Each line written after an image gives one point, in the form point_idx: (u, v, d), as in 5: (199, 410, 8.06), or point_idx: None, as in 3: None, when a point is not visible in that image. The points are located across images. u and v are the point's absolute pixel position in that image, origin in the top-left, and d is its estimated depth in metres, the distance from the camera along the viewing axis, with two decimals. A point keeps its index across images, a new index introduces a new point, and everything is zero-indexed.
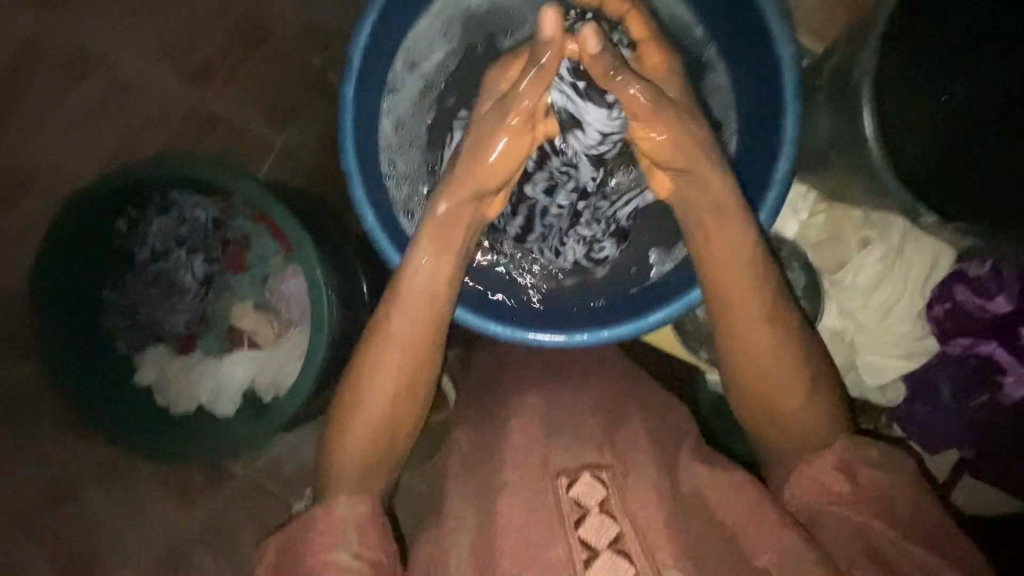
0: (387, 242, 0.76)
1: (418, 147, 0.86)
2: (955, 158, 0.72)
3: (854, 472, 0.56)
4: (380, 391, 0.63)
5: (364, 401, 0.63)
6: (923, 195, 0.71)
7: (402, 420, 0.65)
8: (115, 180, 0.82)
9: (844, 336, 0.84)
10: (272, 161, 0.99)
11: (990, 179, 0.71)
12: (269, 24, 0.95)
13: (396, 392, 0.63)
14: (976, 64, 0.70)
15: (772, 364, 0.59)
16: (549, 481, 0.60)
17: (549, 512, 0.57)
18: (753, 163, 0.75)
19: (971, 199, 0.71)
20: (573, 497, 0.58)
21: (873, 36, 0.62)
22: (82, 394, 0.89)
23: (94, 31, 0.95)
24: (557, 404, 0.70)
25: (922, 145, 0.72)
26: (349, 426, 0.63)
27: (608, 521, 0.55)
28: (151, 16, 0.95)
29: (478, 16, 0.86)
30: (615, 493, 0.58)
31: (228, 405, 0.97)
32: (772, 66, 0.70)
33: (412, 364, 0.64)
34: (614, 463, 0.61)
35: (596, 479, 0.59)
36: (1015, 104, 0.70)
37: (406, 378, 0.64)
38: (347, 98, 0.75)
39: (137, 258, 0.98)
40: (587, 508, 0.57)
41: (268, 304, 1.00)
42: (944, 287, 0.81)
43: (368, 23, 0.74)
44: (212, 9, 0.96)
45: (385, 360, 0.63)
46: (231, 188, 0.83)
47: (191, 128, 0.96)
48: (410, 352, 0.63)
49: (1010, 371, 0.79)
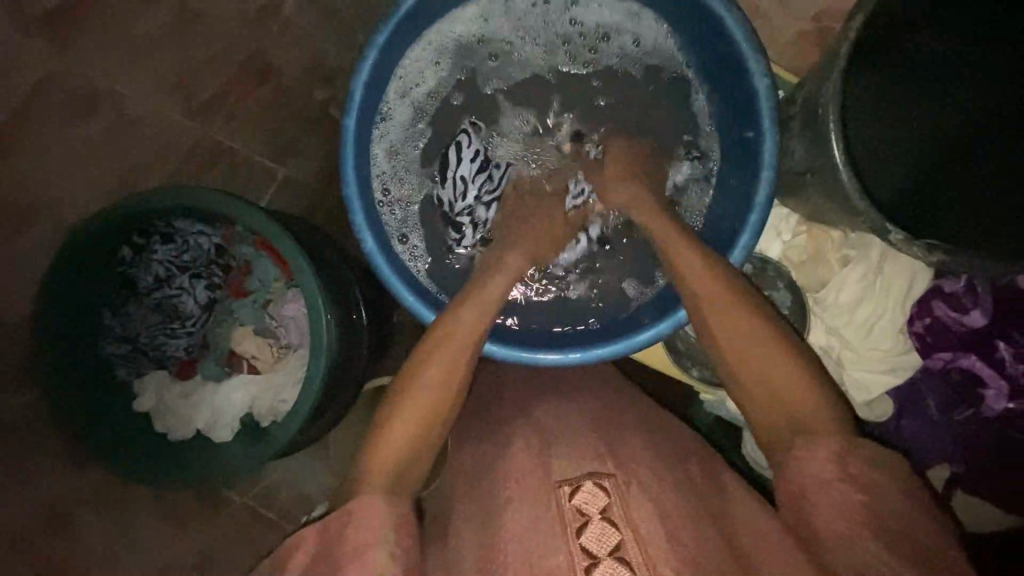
0: (387, 265, 0.80)
1: (412, 171, 0.89)
2: (954, 153, 0.78)
3: (865, 480, 0.53)
4: (416, 411, 0.64)
5: (399, 421, 0.63)
6: (911, 203, 0.78)
7: (431, 444, 0.63)
8: (120, 209, 0.85)
9: (829, 353, 0.88)
10: (275, 188, 1.02)
11: (992, 177, 0.77)
12: (273, 58, 1.00)
13: (424, 421, 0.63)
14: (976, 64, 0.78)
15: (759, 369, 0.63)
16: (551, 493, 0.58)
17: (550, 522, 0.56)
18: (735, 184, 0.81)
19: (973, 201, 0.77)
20: (577, 504, 0.56)
21: (837, 68, 0.66)
22: (80, 419, 0.90)
23: (103, 62, 0.98)
24: (558, 421, 0.70)
25: (923, 145, 0.79)
26: (372, 455, 0.61)
27: (610, 528, 0.54)
28: (158, 47, 0.99)
29: (468, 47, 0.89)
30: (618, 502, 0.56)
31: (227, 430, 0.99)
32: (750, 95, 0.77)
33: (445, 395, 0.65)
34: (617, 473, 0.60)
35: (599, 487, 0.57)
36: (1009, 106, 0.77)
37: (442, 400, 0.65)
38: (349, 128, 0.79)
39: (140, 285, 0.99)
40: (590, 516, 0.55)
41: (270, 328, 1.02)
42: (924, 302, 0.85)
43: (368, 57, 0.79)
44: (217, 40, 1.00)
45: (420, 390, 0.65)
46: (236, 220, 0.86)
47: (196, 157, 1.00)
48: (445, 384, 0.65)
49: (991, 385, 0.84)
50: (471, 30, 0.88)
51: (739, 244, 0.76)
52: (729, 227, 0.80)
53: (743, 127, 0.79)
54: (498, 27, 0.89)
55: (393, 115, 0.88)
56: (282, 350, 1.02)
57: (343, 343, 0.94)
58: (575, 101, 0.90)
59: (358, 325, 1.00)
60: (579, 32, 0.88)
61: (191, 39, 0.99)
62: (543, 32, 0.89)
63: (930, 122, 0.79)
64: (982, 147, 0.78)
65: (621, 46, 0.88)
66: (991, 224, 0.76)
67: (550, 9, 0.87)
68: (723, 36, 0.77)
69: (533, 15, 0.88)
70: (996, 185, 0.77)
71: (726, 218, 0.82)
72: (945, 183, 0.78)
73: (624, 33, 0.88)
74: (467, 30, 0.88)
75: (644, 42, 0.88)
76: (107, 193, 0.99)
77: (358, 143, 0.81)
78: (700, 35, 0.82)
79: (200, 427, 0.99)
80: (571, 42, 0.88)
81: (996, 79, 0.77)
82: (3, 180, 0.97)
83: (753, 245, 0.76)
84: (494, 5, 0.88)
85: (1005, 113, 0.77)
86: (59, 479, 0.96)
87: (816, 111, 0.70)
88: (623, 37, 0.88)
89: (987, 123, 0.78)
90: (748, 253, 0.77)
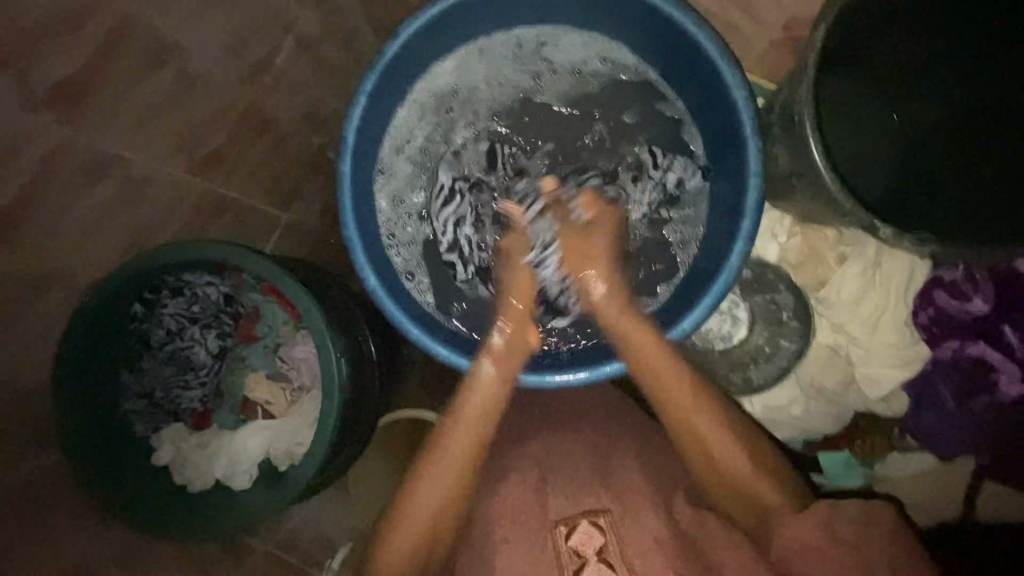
0: (389, 301, 0.81)
1: (410, 213, 0.92)
2: (954, 156, 0.82)
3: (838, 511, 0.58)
4: (426, 504, 0.69)
5: (412, 507, 0.69)
6: (904, 208, 0.82)
7: (445, 522, 0.70)
8: (134, 268, 0.88)
9: (837, 350, 0.92)
10: (279, 236, 1.07)
11: (992, 175, 0.80)
12: (273, 110, 1.03)
13: (441, 508, 0.69)
14: (976, 66, 0.79)
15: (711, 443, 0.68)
16: (550, 532, 0.66)
17: (550, 563, 0.64)
18: (728, 191, 0.83)
19: (967, 198, 0.80)
20: (574, 545, 0.65)
21: (809, 75, 0.70)
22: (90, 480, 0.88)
23: (114, 123, 0.94)
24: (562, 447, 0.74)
25: (910, 145, 0.84)
26: (397, 526, 0.69)
27: (605, 569, 0.63)
28: (172, 100, 0.97)
29: (449, 90, 0.92)
30: (613, 540, 0.64)
31: (244, 482, 0.98)
32: (729, 107, 0.79)
33: (461, 484, 0.70)
34: (612, 507, 0.67)
35: (594, 526, 0.65)
36: (1010, 104, 0.79)
37: (451, 493, 0.69)
38: (345, 173, 0.82)
39: (153, 339, 1.01)
40: (586, 557, 0.64)
41: (283, 372, 1.04)
42: (924, 293, 0.90)
43: (358, 105, 0.82)
44: (217, 87, 0.99)
45: (429, 484, 0.69)
46: (245, 269, 0.89)
47: (202, 214, 1.02)
48: (458, 476, 0.70)
49: (1003, 369, 0.87)
50: (450, 75, 0.92)
51: (735, 251, 0.77)
52: (727, 233, 0.81)
53: (728, 134, 0.81)
54: (477, 68, 0.92)
55: (388, 164, 0.92)
56: (297, 392, 1.04)
57: (357, 381, 0.97)
58: (558, 126, 0.94)
59: (370, 363, 1.02)
60: (553, 70, 0.93)
61: (201, 94, 0.98)
62: (522, 70, 0.93)
63: (929, 120, 0.83)
64: (982, 150, 0.81)
65: (596, 77, 0.92)
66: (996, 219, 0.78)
67: (522, 51, 0.92)
68: (695, 55, 0.81)
69: (509, 56, 0.92)
70: (997, 185, 0.79)
71: (721, 222, 0.83)
72: (944, 186, 0.82)
73: (594, 64, 0.92)
74: (448, 75, 0.92)
75: (616, 71, 0.92)
76: (120, 251, 0.97)
77: (354, 189, 0.83)
78: (677, 59, 0.85)
79: (218, 477, 0.99)
80: (545, 79, 0.93)
81: (996, 79, 0.79)
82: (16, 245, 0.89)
83: (750, 251, 0.77)
84: (468, 52, 0.92)
85: (1004, 116, 0.79)
86: (77, 544, 0.86)
87: (793, 116, 0.74)
88: (595, 71, 0.92)
89: (987, 124, 0.81)
90: (745, 259, 0.77)
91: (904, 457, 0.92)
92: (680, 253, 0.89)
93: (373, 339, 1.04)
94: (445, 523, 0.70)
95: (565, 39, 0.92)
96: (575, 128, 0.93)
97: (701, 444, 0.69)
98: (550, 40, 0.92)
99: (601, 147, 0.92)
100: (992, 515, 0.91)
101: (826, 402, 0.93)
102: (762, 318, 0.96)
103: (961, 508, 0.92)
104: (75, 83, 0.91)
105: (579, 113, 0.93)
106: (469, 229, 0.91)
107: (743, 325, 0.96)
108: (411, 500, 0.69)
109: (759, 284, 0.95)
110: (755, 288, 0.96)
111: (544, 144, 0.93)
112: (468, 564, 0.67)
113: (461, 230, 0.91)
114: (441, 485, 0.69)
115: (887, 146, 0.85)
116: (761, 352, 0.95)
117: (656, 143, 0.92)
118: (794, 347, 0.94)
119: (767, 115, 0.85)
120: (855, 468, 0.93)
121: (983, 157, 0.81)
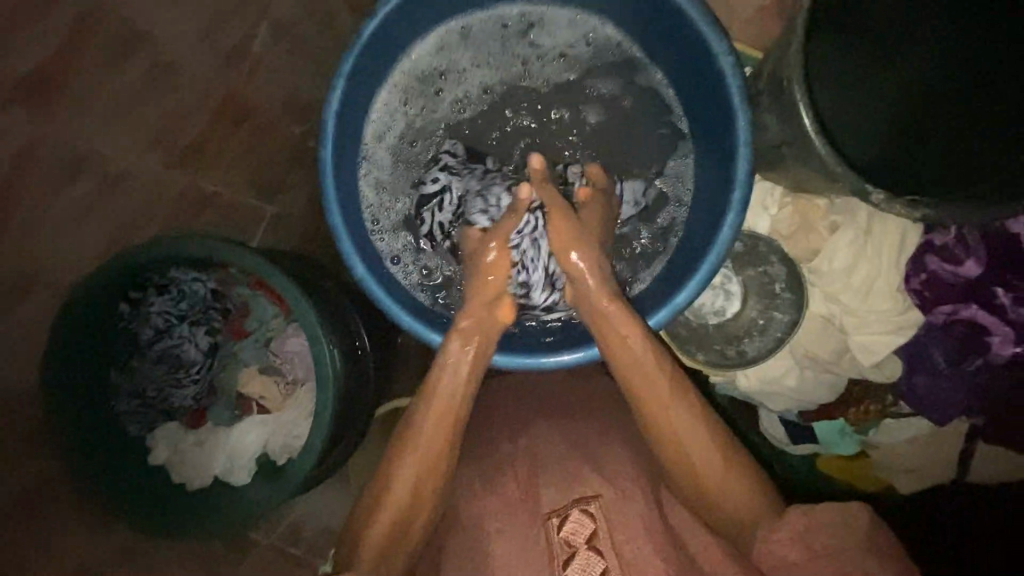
0: (378, 288, 0.80)
1: (394, 198, 0.90)
2: (955, 144, 0.81)
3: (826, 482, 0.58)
4: (397, 494, 0.66)
5: (387, 498, 0.66)
6: (894, 178, 0.81)
7: (425, 507, 0.68)
8: (116, 265, 0.85)
9: (831, 320, 0.93)
10: (265, 229, 1.02)
11: (992, 162, 0.78)
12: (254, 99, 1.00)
13: (416, 496, 0.67)
14: (976, 55, 0.79)
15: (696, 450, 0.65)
16: (541, 525, 0.65)
17: (541, 556, 0.63)
18: (717, 165, 0.82)
19: (961, 182, 0.79)
20: (565, 536, 0.63)
21: (796, 40, 0.69)
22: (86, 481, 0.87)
23: None
24: (556, 433, 0.73)
25: (908, 122, 0.83)
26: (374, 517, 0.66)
27: (595, 557, 0.62)
28: None
29: (430, 71, 0.90)
30: (603, 528, 0.63)
31: (243, 476, 0.99)
32: (716, 77, 0.78)
33: (434, 472, 0.68)
34: (604, 492, 0.66)
35: (585, 514, 0.64)
36: (1012, 98, 0.78)
37: (424, 481, 0.67)
38: (327, 159, 0.80)
39: (141, 338, 0.99)
40: (576, 547, 0.63)
41: (273, 366, 1.02)
42: (918, 258, 0.90)
43: (337, 89, 0.80)
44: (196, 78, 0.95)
45: (397, 475, 0.67)
46: (230, 263, 0.87)
47: (184, 208, 0.99)
48: (429, 463, 0.67)
49: (996, 332, 0.88)
50: (433, 57, 0.90)
51: (727, 224, 0.76)
52: (718, 207, 0.80)
53: (715, 106, 0.80)
54: (459, 48, 0.90)
55: (372, 151, 0.90)
56: (291, 386, 1.02)
57: (351, 372, 0.97)
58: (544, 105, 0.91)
59: (361, 353, 1.01)
60: (540, 49, 0.90)
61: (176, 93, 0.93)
62: (505, 47, 0.90)
63: (933, 110, 0.82)
64: (982, 136, 0.79)
65: (581, 53, 0.90)
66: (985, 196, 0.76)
67: (507, 30, 0.90)
68: (681, 27, 0.79)
69: (492, 35, 0.90)
70: (997, 175, 0.77)
71: (712, 191, 0.83)
72: (943, 183, 0.80)
73: (579, 40, 0.90)
74: (429, 55, 0.90)
75: (604, 49, 0.90)
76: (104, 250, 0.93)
77: (337, 179, 0.82)
78: (663, 33, 0.83)
79: (216, 473, 1.00)
80: (534, 60, 0.91)
81: (997, 68, 0.79)
82: None
83: (741, 223, 0.76)
84: (451, 33, 0.90)
85: (1005, 105, 0.79)
86: None
87: (782, 82, 0.73)
88: (583, 50, 0.90)
89: (989, 115, 0.79)
90: (737, 231, 0.77)
91: (895, 424, 0.94)
92: (659, 253, 0.89)
93: (366, 332, 1.03)
94: (424, 509, 0.68)
95: (551, 18, 0.90)
96: (560, 105, 0.91)
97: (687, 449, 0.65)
98: (535, 20, 0.90)
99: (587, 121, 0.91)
100: (984, 475, 0.93)
101: (822, 371, 0.94)
102: (755, 292, 0.96)
103: (955, 472, 0.94)
104: None
105: (562, 89, 0.91)
106: (448, 207, 0.86)
107: (736, 298, 0.96)
108: (385, 486, 0.67)
109: (752, 257, 0.96)
110: (748, 262, 0.96)
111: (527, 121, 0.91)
112: (472, 547, 0.67)
113: (449, 199, 0.86)
114: (412, 472, 0.67)
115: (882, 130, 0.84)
116: (755, 325, 0.96)
117: (647, 137, 0.91)
118: (788, 319, 0.94)
119: (755, 84, 0.84)
120: (849, 435, 0.96)
121: (982, 144, 0.79)
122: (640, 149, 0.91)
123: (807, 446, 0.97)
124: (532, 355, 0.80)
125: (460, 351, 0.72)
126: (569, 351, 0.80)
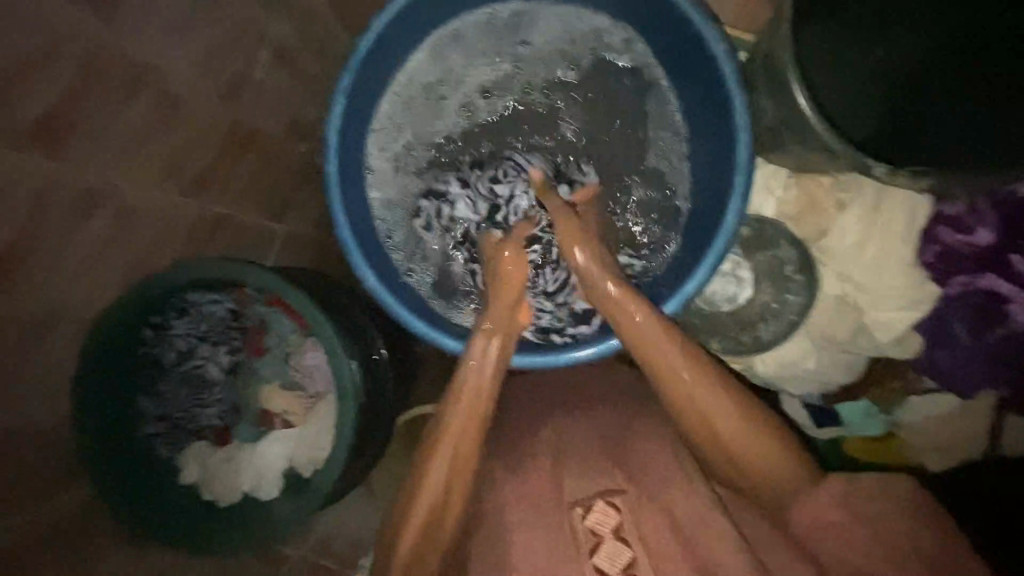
0: (391, 298, 0.82)
1: (402, 210, 0.92)
2: (942, 147, 0.82)
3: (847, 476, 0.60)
4: (421, 519, 0.65)
5: (408, 517, 0.65)
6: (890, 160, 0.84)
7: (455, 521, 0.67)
8: (139, 292, 0.87)
9: (846, 301, 0.92)
10: (278, 247, 1.11)
11: (995, 152, 0.79)
12: (266, 120, 1.03)
13: (442, 512, 0.66)
14: (976, 54, 0.79)
15: (775, 464, 0.63)
16: (565, 513, 0.65)
17: (564, 542, 0.63)
18: (716, 147, 0.82)
19: (960, 163, 0.80)
20: (590, 525, 0.63)
21: (786, 19, 0.69)
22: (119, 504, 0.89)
23: (105, 153, 0.79)
24: (572, 434, 0.73)
25: (896, 114, 0.84)
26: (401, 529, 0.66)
27: (621, 546, 0.61)
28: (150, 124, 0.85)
29: (426, 82, 0.92)
30: (630, 520, 0.63)
31: (273, 490, 1.01)
32: (710, 60, 0.78)
33: (454, 494, 0.66)
34: (628, 487, 0.65)
35: (610, 505, 0.64)
36: (1008, 91, 0.78)
37: (450, 503, 0.66)
38: (331, 175, 0.82)
39: (165, 361, 1.01)
40: (602, 536, 0.62)
41: (295, 381, 1.06)
42: (928, 231, 0.89)
43: (337, 106, 0.82)
44: (215, 97, 0.92)
45: (415, 514, 0.65)
46: (247, 282, 0.89)
47: (200, 232, 0.97)
48: (451, 488, 0.66)
49: (1013, 299, 0.86)
50: (430, 67, 0.92)
51: (731, 210, 0.76)
52: (720, 195, 0.80)
53: (711, 91, 0.81)
54: (451, 55, 0.92)
55: (376, 153, 0.92)
56: (311, 400, 1.06)
57: (370, 382, 0.98)
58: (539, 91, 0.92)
59: (378, 362, 1.03)
60: (535, 47, 0.92)
61: (184, 115, 0.88)
62: (497, 51, 0.92)
63: (929, 101, 0.82)
64: (972, 135, 0.81)
65: (573, 46, 0.91)
66: (988, 168, 0.77)
67: (498, 34, 0.92)
68: (672, 11, 0.79)
69: (483, 41, 0.92)
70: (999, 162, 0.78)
71: (716, 174, 0.83)
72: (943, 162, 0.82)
73: (569, 36, 0.91)
74: (423, 66, 0.92)
75: (591, 46, 0.91)
76: None
77: (343, 190, 0.84)
78: (651, 26, 0.85)
79: (244, 489, 1.01)
80: (526, 59, 0.92)
81: (1000, 63, 0.78)
82: (24, 294, 0.75)
83: (746, 208, 0.77)
84: (442, 43, 0.91)
85: (1003, 102, 0.79)
86: None
87: (774, 64, 0.74)
88: (576, 51, 0.91)
89: (986, 111, 0.80)
90: (741, 218, 0.77)
91: (923, 400, 0.93)
92: (670, 228, 0.89)
93: (383, 344, 1.06)
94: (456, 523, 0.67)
95: (541, 15, 0.91)
96: (558, 90, 0.91)
97: (767, 454, 0.63)
98: (525, 18, 0.91)
99: (586, 100, 0.92)
100: (1016, 449, 0.91)
101: (840, 352, 0.94)
102: (764, 276, 0.96)
103: (986, 450, 0.91)
104: (54, 115, 0.72)
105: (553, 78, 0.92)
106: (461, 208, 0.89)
107: (748, 285, 0.96)
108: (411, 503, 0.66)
109: (760, 242, 0.96)
110: (756, 247, 0.96)
111: (524, 113, 0.92)
112: (497, 545, 0.66)
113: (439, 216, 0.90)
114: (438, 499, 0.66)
115: (877, 109, 0.85)
116: (769, 309, 0.96)
117: (638, 124, 0.90)
118: (801, 300, 0.94)
119: (747, 71, 0.85)
120: (873, 416, 0.96)
121: (976, 150, 0.80)
122: (631, 135, 0.91)
123: (830, 429, 0.98)
124: (551, 353, 0.82)
125: (472, 386, 0.69)
126: (587, 347, 0.81)
